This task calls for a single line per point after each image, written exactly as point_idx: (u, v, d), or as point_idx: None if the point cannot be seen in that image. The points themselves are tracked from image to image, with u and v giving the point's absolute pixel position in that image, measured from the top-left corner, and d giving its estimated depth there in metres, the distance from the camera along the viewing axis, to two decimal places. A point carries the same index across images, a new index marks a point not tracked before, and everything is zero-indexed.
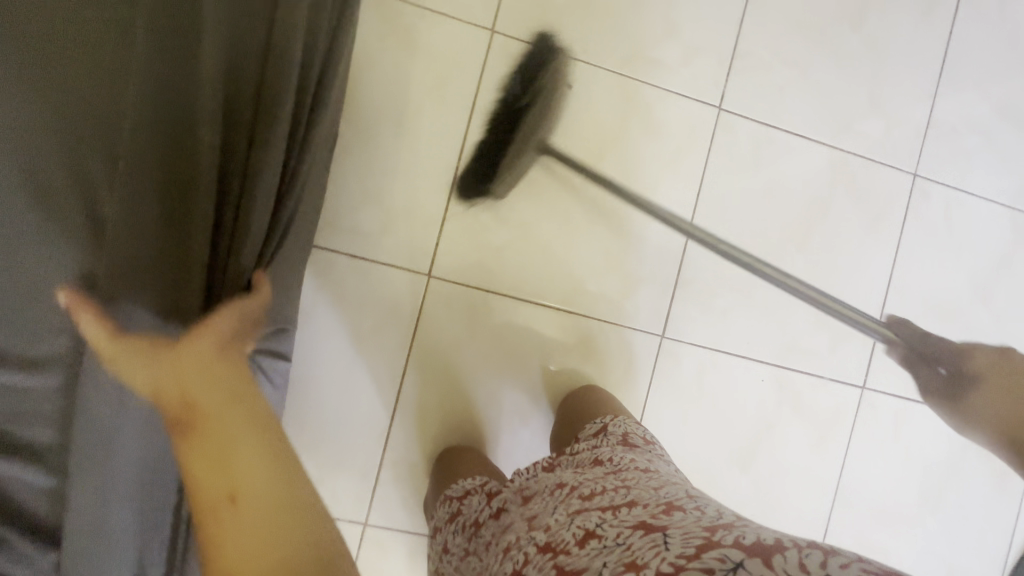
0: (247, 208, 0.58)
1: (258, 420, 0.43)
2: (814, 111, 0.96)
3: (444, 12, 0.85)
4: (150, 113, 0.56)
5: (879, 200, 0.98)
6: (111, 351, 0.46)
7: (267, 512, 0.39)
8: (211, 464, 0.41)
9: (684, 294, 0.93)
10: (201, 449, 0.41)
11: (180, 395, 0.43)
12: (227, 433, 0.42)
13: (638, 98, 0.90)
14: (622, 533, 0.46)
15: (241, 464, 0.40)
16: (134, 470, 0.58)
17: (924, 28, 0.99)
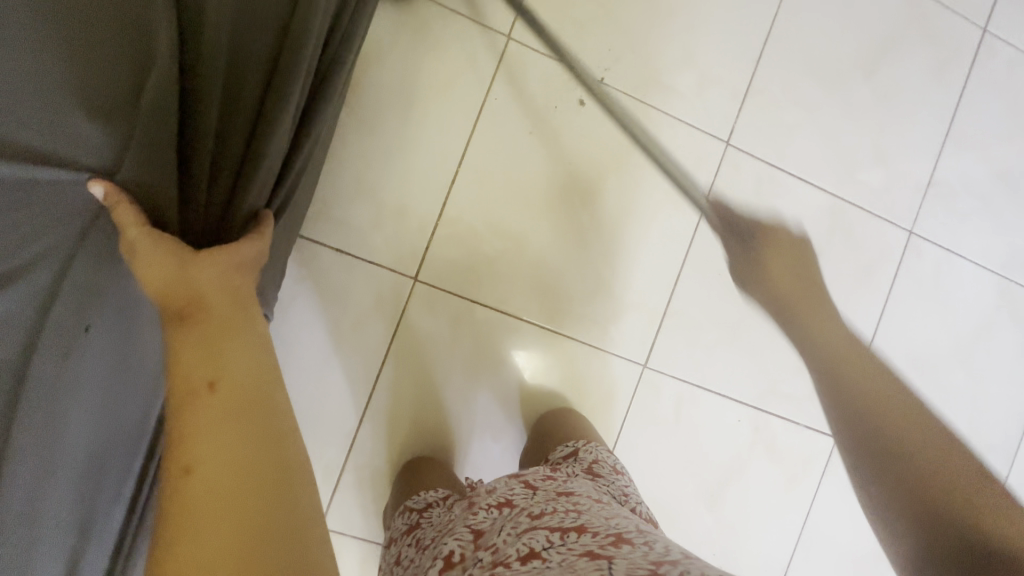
0: (261, 146, 0.46)
1: (260, 414, 0.43)
2: (820, 157, 0.95)
3: (461, 11, 0.83)
4: (143, 62, 0.43)
5: (873, 253, 0.98)
6: (134, 241, 0.42)
7: (219, 505, 0.38)
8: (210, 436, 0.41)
9: (671, 325, 0.91)
10: (204, 420, 0.41)
11: (211, 361, 0.43)
12: (226, 421, 0.41)
13: (648, 122, 0.89)
14: (567, 558, 0.45)
15: (216, 447, 0.40)
16: (75, 479, 0.45)
17: (935, 86, 0.99)
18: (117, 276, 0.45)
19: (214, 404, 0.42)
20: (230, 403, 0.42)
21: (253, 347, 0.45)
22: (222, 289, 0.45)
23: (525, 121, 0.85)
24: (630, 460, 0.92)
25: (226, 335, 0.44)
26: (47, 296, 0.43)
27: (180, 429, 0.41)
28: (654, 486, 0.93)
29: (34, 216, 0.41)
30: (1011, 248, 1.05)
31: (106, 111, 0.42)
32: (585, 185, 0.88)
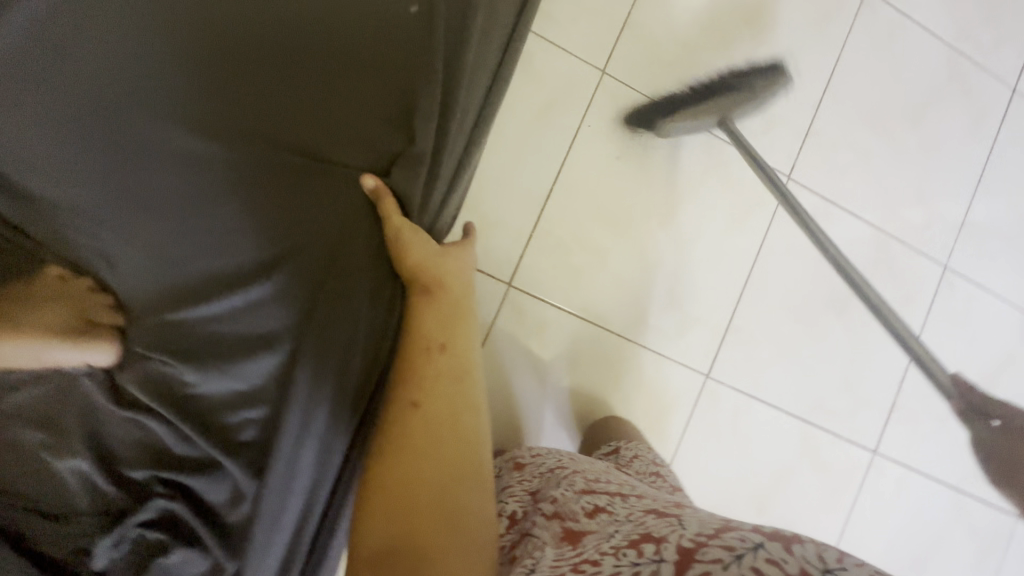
0: (480, 138, 0.58)
1: (461, 383, 0.53)
2: (869, 195, 1.05)
3: (563, 46, 0.92)
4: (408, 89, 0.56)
5: (912, 283, 1.08)
6: (399, 228, 0.52)
7: (428, 435, 0.50)
8: (433, 388, 0.52)
9: (731, 340, 1.00)
10: (434, 376, 0.52)
11: (441, 333, 0.54)
12: (446, 382, 0.52)
13: (720, 155, 0.98)
14: (633, 513, 0.47)
15: (436, 393, 0.52)
16: (317, 436, 0.51)
17: (970, 137, 1.10)
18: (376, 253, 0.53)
19: (442, 364, 0.53)
20: (453, 365, 0.53)
21: (462, 322, 0.55)
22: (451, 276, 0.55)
23: (612, 149, 0.95)
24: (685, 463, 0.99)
25: (455, 312, 0.55)
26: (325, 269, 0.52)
27: (412, 373, 0.52)
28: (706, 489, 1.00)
29: (329, 203, 0.53)
30: None
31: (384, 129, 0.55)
32: (662, 209, 0.97)
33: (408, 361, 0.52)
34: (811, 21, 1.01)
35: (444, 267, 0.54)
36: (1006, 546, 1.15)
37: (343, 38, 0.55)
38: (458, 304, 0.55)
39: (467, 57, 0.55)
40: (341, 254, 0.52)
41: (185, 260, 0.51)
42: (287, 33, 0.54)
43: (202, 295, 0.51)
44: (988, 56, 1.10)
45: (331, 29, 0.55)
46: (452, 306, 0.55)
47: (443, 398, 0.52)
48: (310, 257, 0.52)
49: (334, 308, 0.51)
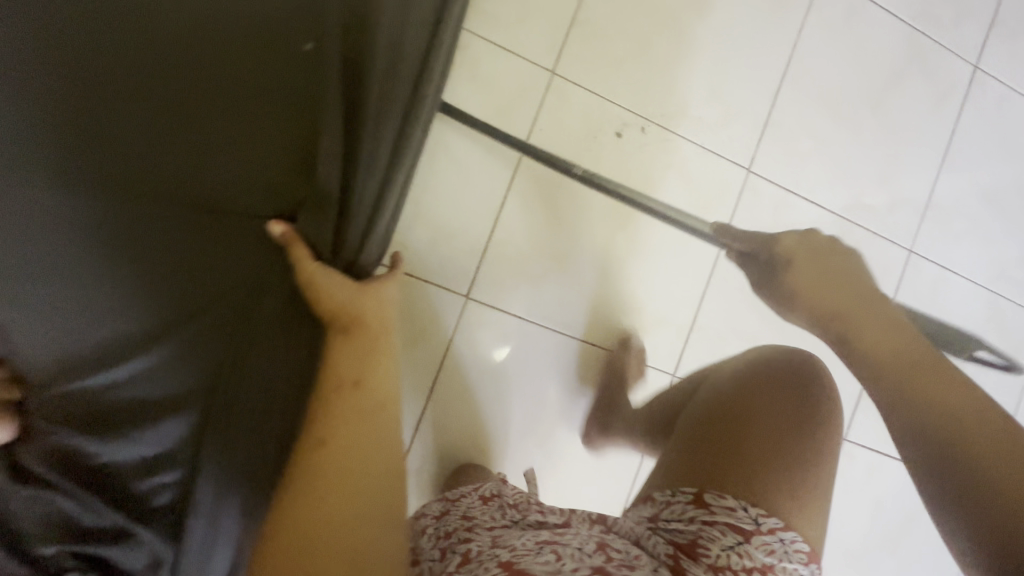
0: (398, 168, 0.56)
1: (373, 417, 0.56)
2: (831, 183, 1.04)
3: (510, 49, 0.89)
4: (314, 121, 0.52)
5: (877, 270, 1.07)
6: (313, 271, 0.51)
7: (335, 472, 0.51)
8: (346, 425, 0.53)
9: (697, 337, 0.99)
10: (346, 415, 0.54)
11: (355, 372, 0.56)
12: (357, 418, 0.55)
13: (677, 152, 0.97)
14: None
15: (347, 432, 0.53)
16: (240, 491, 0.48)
17: (932, 115, 1.08)
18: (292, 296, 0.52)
19: (354, 402, 0.55)
20: (364, 402, 0.56)
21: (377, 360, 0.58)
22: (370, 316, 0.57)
23: (566, 152, 0.93)
24: None
25: (371, 350, 0.57)
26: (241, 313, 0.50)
27: (324, 412, 0.53)
28: None
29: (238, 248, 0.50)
30: (999, 266, 1.15)
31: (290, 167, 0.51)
32: (620, 211, 0.95)
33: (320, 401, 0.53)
34: (765, 6, 0.98)
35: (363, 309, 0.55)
36: None
37: (237, 65, 0.50)
38: (375, 342, 0.57)
39: (377, 66, 0.51)
40: (258, 298, 0.50)
41: (86, 317, 0.46)
42: (177, 61, 0.49)
43: (106, 354, 0.47)
44: (949, 33, 1.08)
45: (225, 57, 0.50)
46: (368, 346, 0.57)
47: (352, 435, 0.54)
48: (234, 271, 0.49)
49: (261, 322, 0.50)
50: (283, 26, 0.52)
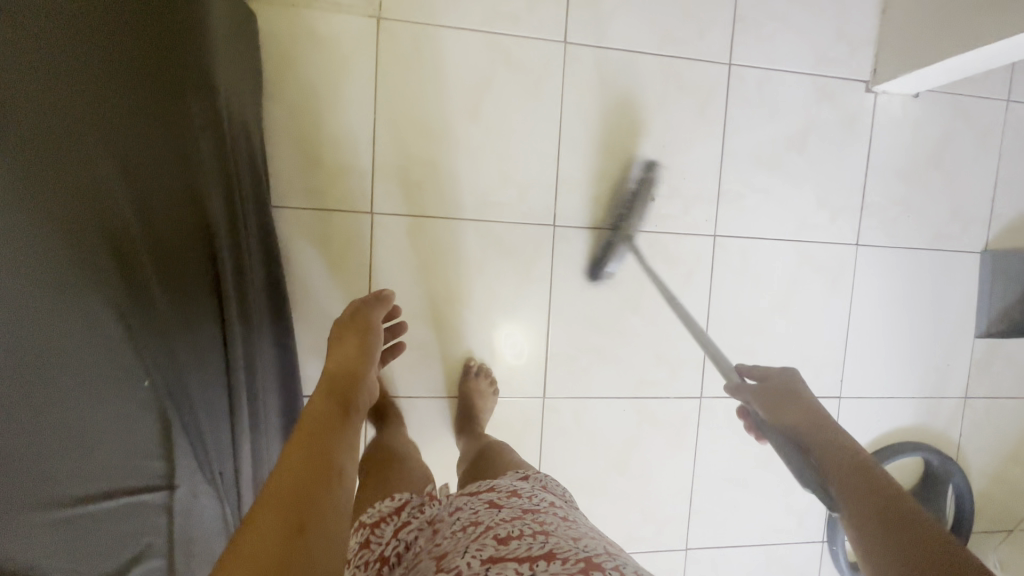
0: (228, 309, 0.90)
1: (335, 430, 0.79)
2: (629, 209, 1.27)
3: (334, 207, 1.15)
4: (144, 324, 0.76)
5: (689, 262, 1.31)
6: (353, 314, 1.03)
7: (290, 491, 0.67)
8: (315, 434, 0.77)
9: (554, 363, 1.28)
10: (311, 430, 0.78)
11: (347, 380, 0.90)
12: (326, 433, 0.78)
13: (492, 233, 1.22)
14: (539, 520, 0.73)
15: (322, 444, 0.76)
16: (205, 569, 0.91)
17: (702, 120, 1.28)
18: (199, 473, 0.87)
19: (328, 414, 0.82)
20: (329, 412, 0.82)
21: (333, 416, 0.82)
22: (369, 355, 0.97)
23: (404, 267, 1.19)
24: (551, 460, 1.31)
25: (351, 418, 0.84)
26: (169, 505, 0.82)
27: (306, 424, 0.78)
28: (576, 472, 1.33)
29: (144, 476, 0.78)
30: (801, 218, 1.36)
31: (154, 364, 0.78)
32: (461, 293, 1.22)
33: (313, 412, 0.81)
34: (526, 92, 1.19)
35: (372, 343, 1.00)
36: (835, 421, 1.45)
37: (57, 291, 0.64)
38: (350, 406, 0.86)
39: (172, 275, 0.81)
40: (174, 486, 0.82)
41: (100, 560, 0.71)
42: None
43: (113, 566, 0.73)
44: (697, 47, 1.26)
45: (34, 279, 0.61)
46: (345, 417, 0.83)
47: (307, 451, 0.73)
48: (144, 468, 0.77)
49: (190, 493, 0.85)
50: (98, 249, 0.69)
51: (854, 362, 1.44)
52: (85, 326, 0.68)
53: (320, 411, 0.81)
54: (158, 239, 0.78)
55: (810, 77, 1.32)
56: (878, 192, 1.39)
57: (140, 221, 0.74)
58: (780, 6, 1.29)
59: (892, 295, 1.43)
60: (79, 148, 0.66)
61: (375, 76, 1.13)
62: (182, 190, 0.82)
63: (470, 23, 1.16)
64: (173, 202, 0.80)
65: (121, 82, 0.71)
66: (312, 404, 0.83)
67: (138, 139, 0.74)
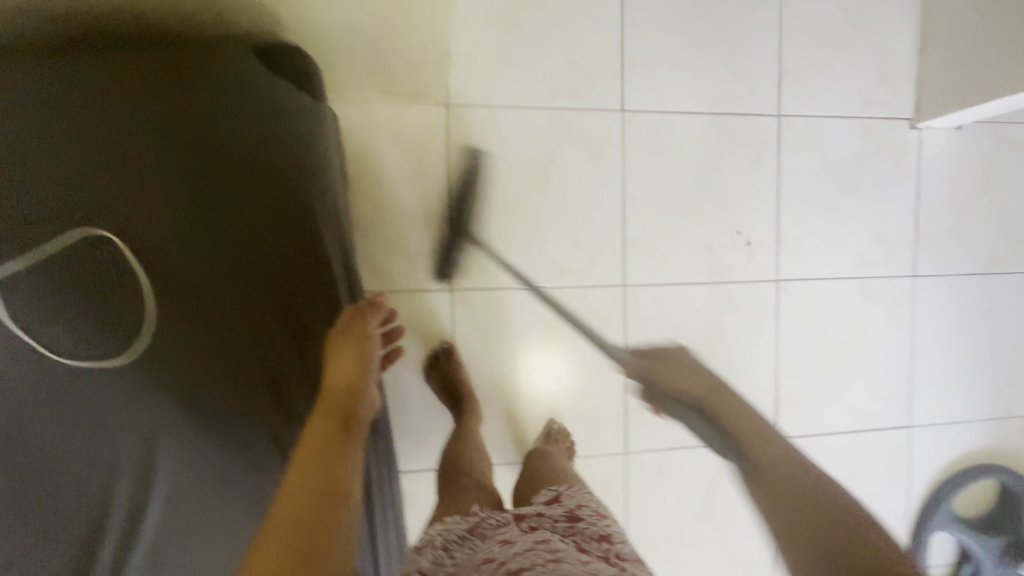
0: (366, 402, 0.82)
1: (334, 448, 0.62)
2: (694, 263, 1.30)
3: (417, 288, 1.20)
4: (287, 435, 0.75)
5: (754, 308, 1.34)
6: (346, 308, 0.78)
7: (291, 535, 0.52)
8: (311, 459, 0.60)
9: (632, 419, 1.31)
10: (310, 457, 0.60)
11: (344, 388, 0.69)
12: (329, 457, 0.60)
13: (566, 299, 1.26)
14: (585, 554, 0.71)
15: (325, 471, 0.59)
16: None
17: (757, 171, 1.32)
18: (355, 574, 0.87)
19: (324, 428, 0.64)
20: (327, 426, 0.64)
21: (334, 435, 0.64)
22: (371, 355, 0.74)
23: (484, 339, 1.24)
24: (636, 513, 1.33)
25: (350, 434, 0.65)
26: None
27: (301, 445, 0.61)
28: (660, 523, 1.34)
29: None
30: (859, 255, 1.39)
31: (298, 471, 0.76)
32: (540, 359, 1.26)
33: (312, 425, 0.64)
34: (589, 162, 1.24)
35: (358, 341, 0.74)
36: (908, 450, 1.46)
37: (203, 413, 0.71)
38: (347, 421, 0.66)
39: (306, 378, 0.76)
40: None
41: None
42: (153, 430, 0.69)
43: None
44: (746, 103, 1.31)
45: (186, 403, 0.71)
46: (345, 435, 0.65)
47: (306, 478, 0.57)
48: None
49: None
50: (235, 369, 0.72)
51: (921, 390, 1.46)
52: (228, 442, 0.72)
53: (317, 430, 0.63)
54: (305, 344, 0.76)
55: (857, 121, 1.37)
56: (930, 224, 1.42)
57: (285, 333, 0.74)
58: (822, 57, 1.34)
59: (953, 322, 1.46)
60: (229, 289, 0.72)
61: (448, 161, 1.19)
62: (315, 285, 0.75)
63: (533, 102, 1.21)
64: (308, 302, 0.76)
65: (230, 189, 0.72)
66: (308, 421, 0.65)
67: (253, 242, 0.73)
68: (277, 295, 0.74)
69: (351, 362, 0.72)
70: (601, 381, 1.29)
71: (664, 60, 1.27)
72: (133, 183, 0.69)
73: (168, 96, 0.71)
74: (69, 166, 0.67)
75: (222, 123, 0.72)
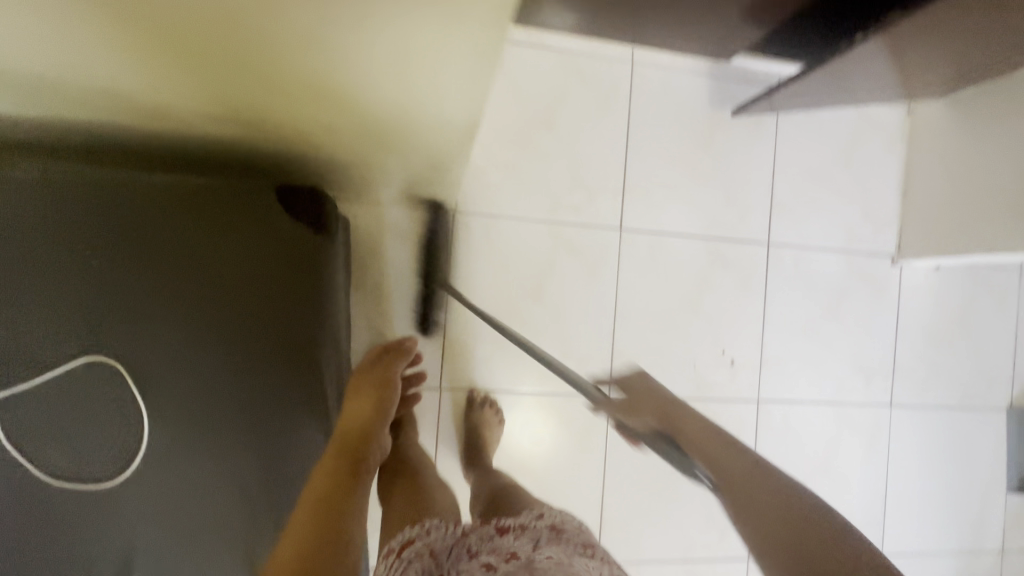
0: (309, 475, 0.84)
1: (342, 482, 0.73)
2: (679, 379, 1.34)
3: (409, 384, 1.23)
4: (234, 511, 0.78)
5: (734, 426, 1.37)
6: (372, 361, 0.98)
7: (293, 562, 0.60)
8: (319, 494, 0.70)
9: (608, 529, 1.31)
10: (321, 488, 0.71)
11: (361, 431, 0.84)
12: (337, 495, 0.70)
13: (551, 405, 1.29)
14: None
15: (333, 502, 0.69)
16: None
17: (746, 295, 1.38)
18: None
19: (333, 462, 0.76)
20: (334, 462, 0.76)
21: (337, 471, 0.74)
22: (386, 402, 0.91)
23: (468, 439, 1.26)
24: None
25: (360, 470, 0.76)
26: None
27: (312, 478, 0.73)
28: None
29: None
30: (838, 381, 1.44)
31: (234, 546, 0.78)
32: (522, 462, 1.28)
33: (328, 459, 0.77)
34: (585, 276, 1.29)
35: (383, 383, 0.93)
36: None
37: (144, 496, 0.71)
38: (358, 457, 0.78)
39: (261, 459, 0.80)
40: None
41: None
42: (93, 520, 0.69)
43: None
44: (738, 229, 1.37)
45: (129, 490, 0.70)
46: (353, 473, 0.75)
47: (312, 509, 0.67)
48: None
49: None
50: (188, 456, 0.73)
51: (893, 519, 1.47)
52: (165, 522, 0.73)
53: (328, 467, 0.74)
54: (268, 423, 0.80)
55: (842, 254, 1.44)
56: (907, 356, 1.48)
57: (252, 430, 0.79)
58: (813, 194, 1.41)
59: (925, 455, 1.49)
60: (201, 394, 0.75)
61: (449, 264, 1.24)
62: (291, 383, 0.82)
63: (536, 215, 1.27)
64: (292, 421, 0.83)
65: (222, 285, 0.78)
66: (321, 461, 0.76)
67: (235, 334, 0.78)
68: (254, 390, 0.79)
69: (369, 407, 0.89)
70: (581, 488, 1.30)
71: (663, 185, 1.33)
72: (117, 296, 0.72)
73: (166, 195, 0.75)
74: (72, 284, 0.70)
75: (223, 225, 0.79)
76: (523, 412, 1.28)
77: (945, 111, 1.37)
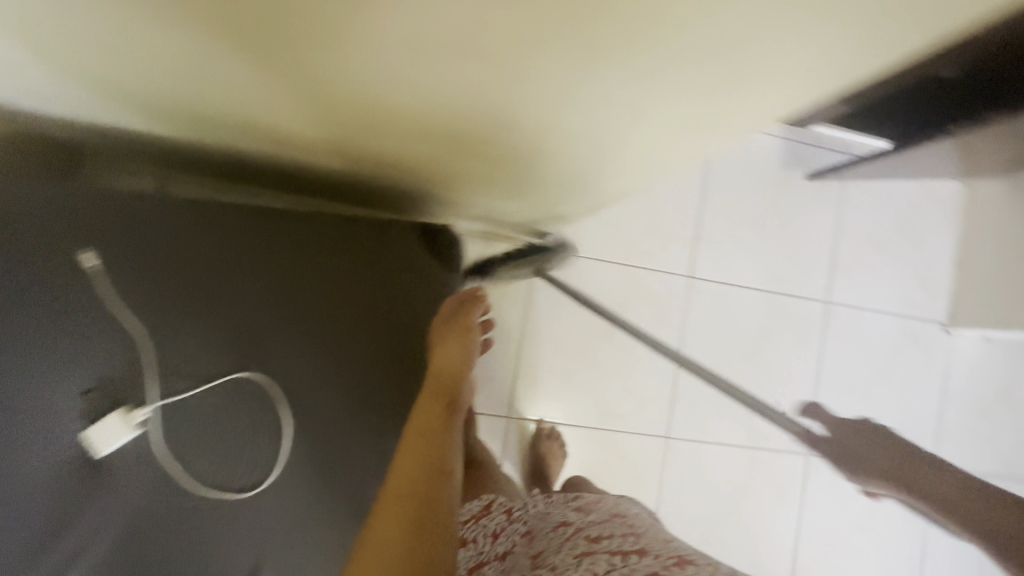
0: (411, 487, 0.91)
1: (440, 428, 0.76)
2: (734, 427, 1.38)
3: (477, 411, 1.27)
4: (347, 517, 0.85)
5: (782, 478, 1.40)
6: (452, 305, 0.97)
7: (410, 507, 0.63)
8: (421, 435, 0.74)
9: None
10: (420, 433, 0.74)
11: (451, 376, 0.84)
12: (437, 439, 0.74)
13: (611, 443, 1.32)
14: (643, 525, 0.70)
15: (432, 450, 0.72)
16: None
17: (803, 350, 1.42)
18: None
19: (432, 406, 0.79)
20: (431, 405, 0.79)
21: (434, 415, 0.77)
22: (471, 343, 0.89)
23: None
24: None
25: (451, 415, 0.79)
26: None
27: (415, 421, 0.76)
28: None
29: None
30: None
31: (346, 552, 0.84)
32: None
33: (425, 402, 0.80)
34: (653, 320, 1.34)
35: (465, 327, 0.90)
36: None
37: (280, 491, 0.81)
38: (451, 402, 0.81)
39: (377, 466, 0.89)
40: None
41: None
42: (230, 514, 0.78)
43: None
44: (800, 286, 1.42)
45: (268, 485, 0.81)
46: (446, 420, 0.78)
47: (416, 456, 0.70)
48: None
49: None
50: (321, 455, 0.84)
51: None
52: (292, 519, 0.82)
53: (426, 409, 0.78)
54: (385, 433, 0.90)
55: (895, 318, 1.48)
56: (953, 422, 1.51)
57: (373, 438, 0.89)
58: (872, 258, 1.47)
59: None
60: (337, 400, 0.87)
61: (526, 298, 1.28)
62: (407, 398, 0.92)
63: (612, 258, 1.32)
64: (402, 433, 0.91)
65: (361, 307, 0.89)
66: (420, 402, 0.79)
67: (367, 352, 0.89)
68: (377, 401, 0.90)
69: (458, 351, 0.87)
70: None
71: (732, 238, 1.39)
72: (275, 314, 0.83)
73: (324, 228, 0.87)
74: (236, 304, 0.80)
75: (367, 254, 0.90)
76: (584, 448, 1.31)
77: (1002, 192, 1.43)
